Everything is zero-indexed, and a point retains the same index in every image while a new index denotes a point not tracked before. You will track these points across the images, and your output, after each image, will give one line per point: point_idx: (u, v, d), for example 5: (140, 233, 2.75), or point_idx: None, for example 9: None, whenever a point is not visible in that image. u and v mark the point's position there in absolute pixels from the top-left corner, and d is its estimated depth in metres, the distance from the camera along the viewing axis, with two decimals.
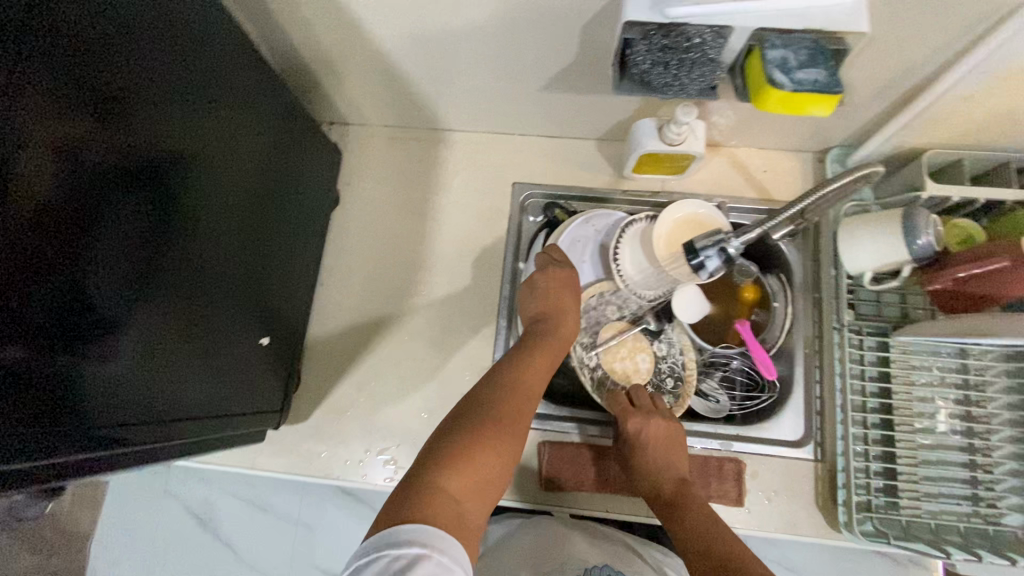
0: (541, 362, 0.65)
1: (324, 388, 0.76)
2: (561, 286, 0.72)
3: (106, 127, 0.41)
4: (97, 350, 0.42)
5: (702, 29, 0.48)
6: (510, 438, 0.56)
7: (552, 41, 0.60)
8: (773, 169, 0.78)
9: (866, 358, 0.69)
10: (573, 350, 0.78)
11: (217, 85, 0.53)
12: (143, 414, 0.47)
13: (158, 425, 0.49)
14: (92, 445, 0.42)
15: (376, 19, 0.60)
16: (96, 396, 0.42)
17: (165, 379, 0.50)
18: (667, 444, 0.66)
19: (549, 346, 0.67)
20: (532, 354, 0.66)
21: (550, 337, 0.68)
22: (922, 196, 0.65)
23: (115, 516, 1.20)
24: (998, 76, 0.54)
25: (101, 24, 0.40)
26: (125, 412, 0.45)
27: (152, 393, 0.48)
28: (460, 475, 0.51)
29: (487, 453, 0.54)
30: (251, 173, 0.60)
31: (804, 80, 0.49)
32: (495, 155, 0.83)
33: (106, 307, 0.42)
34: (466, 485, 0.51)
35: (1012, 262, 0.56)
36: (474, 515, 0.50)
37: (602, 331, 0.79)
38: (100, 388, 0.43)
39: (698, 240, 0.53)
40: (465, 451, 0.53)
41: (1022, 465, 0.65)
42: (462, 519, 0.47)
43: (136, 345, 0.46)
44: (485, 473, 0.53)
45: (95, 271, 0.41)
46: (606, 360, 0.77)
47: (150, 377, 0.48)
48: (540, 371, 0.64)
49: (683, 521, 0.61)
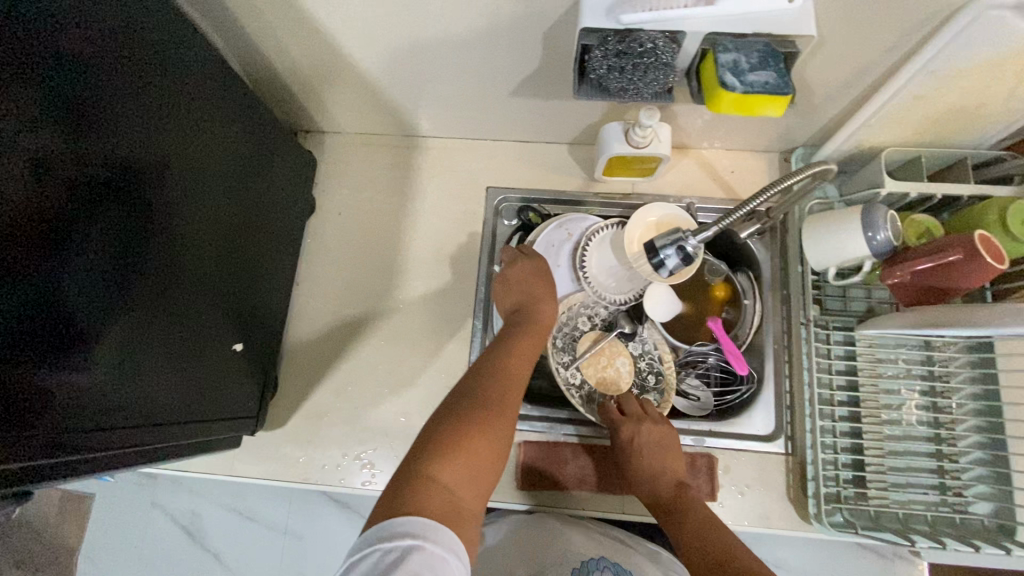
0: (526, 350, 0.65)
1: (302, 394, 0.76)
2: (532, 278, 0.72)
3: (76, 138, 0.42)
4: (70, 357, 0.43)
5: (655, 34, 0.50)
6: (501, 425, 0.56)
7: (517, 48, 0.61)
8: (741, 169, 0.80)
9: (834, 352, 0.71)
10: (553, 365, 0.76)
11: (190, 96, 0.54)
12: (117, 420, 0.48)
13: (134, 432, 0.50)
14: (65, 451, 0.43)
15: (346, 31, 0.62)
16: (69, 402, 0.43)
17: (139, 386, 0.50)
18: (660, 447, 0.68)
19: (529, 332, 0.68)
20: (514, 343, 0.66)
21: (532, 325, 0.69)
22: (881, 192, 0.67)
23: (100, 531, 1.19)
24: (946, 75, 0.56)
25: (75, 39, 0.42)
26: (98, 418, 0.46)
27: (126, 399, 0.49)
28: (455, 463, 0.50)
29: (481, 441, 0.53)
30: (226, 181, 0.61)
31: (756, 82, 0.50)
32: (470, 160, 0.84)
33: (79, 315, 0.43)
34: (460, 471, 0.50)
35: (965, 253, 0.58)
36: (473, 504, 0.50)
37: (579, 344, 0.79)
38: (73, 394, 0.43)
39: (658, 239, 0.54)
40: (459, 439, 0.52)
41: (987, 453, 0.67)
42: (461, 510, 0.47)
43: (109, 351, 0.46)
44: (482, 462, 0.52)
45: (69, 281, 0.42)
46: (589, 371, 0.77)
47: (124, 384, 0.48)
48: (525, 360, 0.64)
49: (684, 520, 0.62)
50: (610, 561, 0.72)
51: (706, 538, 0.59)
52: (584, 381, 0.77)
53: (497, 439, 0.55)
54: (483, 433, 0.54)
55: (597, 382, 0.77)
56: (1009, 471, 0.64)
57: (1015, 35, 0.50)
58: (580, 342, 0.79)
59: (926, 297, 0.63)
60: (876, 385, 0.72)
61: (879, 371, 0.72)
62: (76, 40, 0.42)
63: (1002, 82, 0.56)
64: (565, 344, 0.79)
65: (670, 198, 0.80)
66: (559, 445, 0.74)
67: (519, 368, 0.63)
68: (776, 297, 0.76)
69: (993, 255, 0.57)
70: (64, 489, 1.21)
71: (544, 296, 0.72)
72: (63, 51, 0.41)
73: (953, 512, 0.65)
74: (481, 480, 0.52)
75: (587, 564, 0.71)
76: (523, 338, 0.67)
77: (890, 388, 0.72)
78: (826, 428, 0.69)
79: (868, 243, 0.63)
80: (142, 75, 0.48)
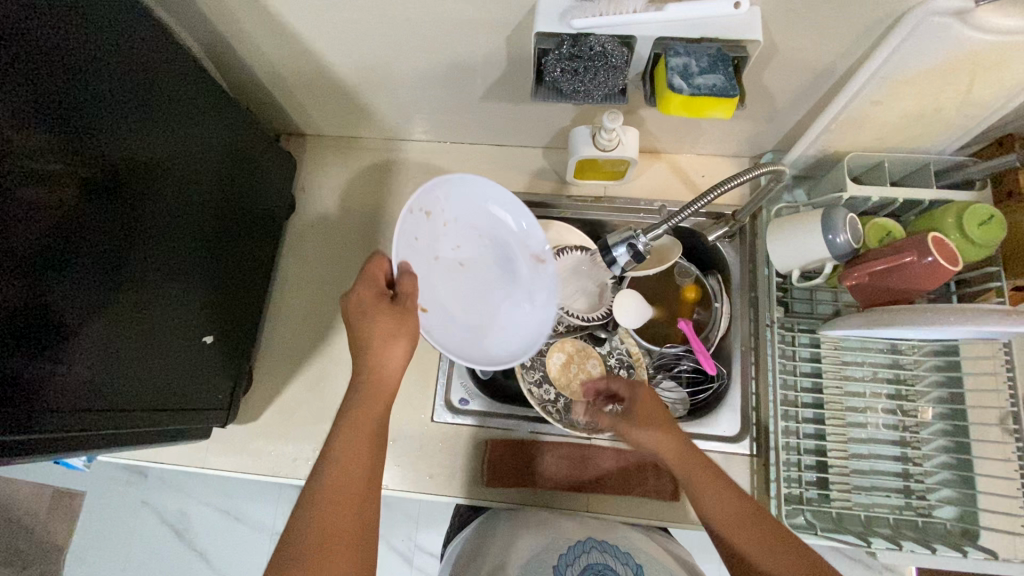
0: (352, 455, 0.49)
1: (276, 389, 0.78)
2: (372, 302, 0.56)
3: (60, 141, 0.45)
4: (54, 347, 0.45)
5: (604, 39, 0.52)
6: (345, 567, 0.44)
7: (482, 54, 0.63)
8: (711, 174, 0.82)
9: (800, 353, 0.72)
10: (524, 384, 0.76)
11: (177, 101, 0.57)
12: (96, 405, 0.50)
13: (116, 416, 0.53)
14: (45, 431, 0.45)
15: (318, 39, 0.64)
16: (52, 385, 0.45)
17: (119, 374, 0.53)
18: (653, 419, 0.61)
19: (370, 379, 0.53)
20: (350, 415, 0.51)
21: (361, 398, 0.52)
22: (843, 197, 0.68)
23: (87, 529, 1.20)
24: (896, 83, 0.57)
25: (56, 46, 0.44)
26: (78, 401, 0.48)
27: (103, 387, 0.51)
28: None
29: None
30: (210, 182, 0.63)
31: (703, 84, 0.52)
32: (448, 164, 0.87)
33: (64, 305, 0.46)
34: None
35: (918, 255, 0.59)
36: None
37: (549, 359, 0.79)
38: (57, 378, 0.46)
39: (610, 237, 0.56)
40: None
41: (952, 457, 0.67)
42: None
43: (91, 338, 0.49)
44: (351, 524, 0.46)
45: (54, 272, 0.45)
46: (562, 382, 0.78)
47: (103, 372, 0.51)
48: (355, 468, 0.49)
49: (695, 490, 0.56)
50: (599, 540, 0.65)
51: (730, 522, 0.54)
52: (559, 394, 0.78)
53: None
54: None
55: (574, 391, 0.78)
56: (972, 475, 0.64)
57: (955, 45, 0.51)
58: (549, 358, 0.79)
59: (881, 298, 0.64)
60: (841, 388, 0.72)
61: (846, 373, 0.72)
62: (54, 50, 0.44)
63: (951, 89, 0.58)
64: (535, 362, 0.79)
65: (641, 201, 0.81)
66: (525, 443, 0.75)
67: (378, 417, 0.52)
68: (744, 300, 0.77)
69: (949, 258, 0.59)
70: (55, 487, 1.22)
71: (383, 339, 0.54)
72: (45, 58, 0.43)
73: (917, 515, 0.65)
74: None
75: (576, 547, 0.64)
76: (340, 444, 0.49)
77: (856, 391, 0.72)
78: (790, 428, 0.70)
79: (829, 245, 0.64)
80: (127, 80, 0.51)
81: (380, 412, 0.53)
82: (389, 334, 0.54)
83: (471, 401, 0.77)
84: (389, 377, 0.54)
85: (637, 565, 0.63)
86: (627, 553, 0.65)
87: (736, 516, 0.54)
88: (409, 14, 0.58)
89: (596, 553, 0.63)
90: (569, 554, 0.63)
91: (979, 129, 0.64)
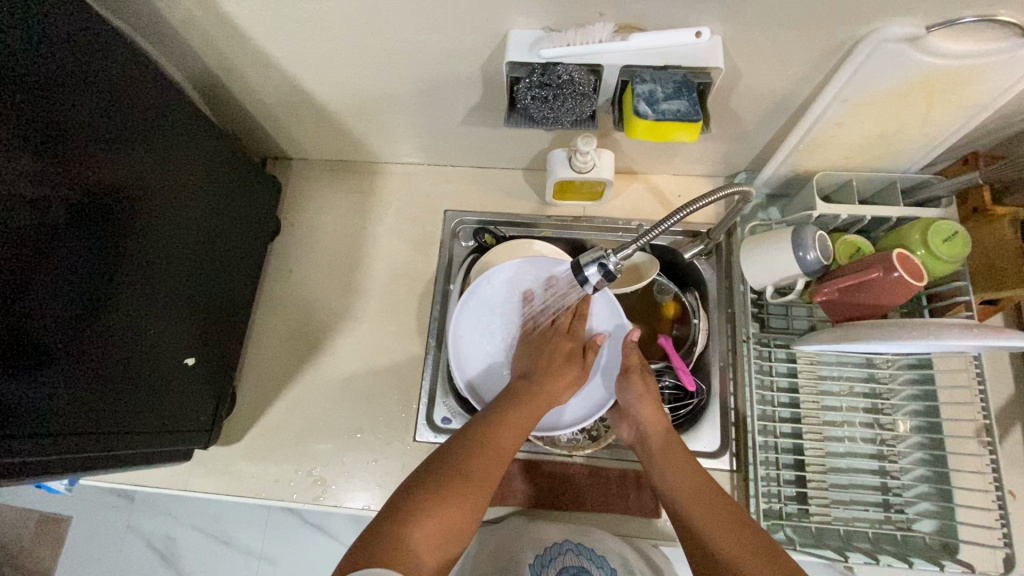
0: (518, 422, 0.61)
1: (260, 409, 0.79)
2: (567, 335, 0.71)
3: (58, 171, 0.47)
4: (46, 369, 0.47)
5: (572, 68, 0.54)
6: (481, 499, 0.53)
7: (459, 80, 0.65)
8: (687, 193, 0.84)
9: (776, 368, 0.73)
10: None
11: (168, 131, 0.60)
12: (86, 425, 0.52)
13: (103, 437, 0.54)
14: (37, 450, 0.47)
15: (300, 70, 0.66)
16: (43, 409, 0.47)
17: (109, 395, 0.54)
18: (648, 393, 0.66)
19: (546, 373, 0.67)
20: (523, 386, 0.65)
21: (539, 383, 0.66)
22: (813, 214, 0.70)
23: (73, 555, 1.18)
24: (856, 105, 0.59)
25: (53, 77, 0.47)
26: (70, 420, 0.50)
27: (95, 407, 0.53)
28: (424, 532, 0.48)
29: (456, 510, 0.51)
30: (200, 206, 0.66)
31: (668, 110, 0.55)
32: (431, 186, 0.89)
33: (55, 327, 0.48)
34: (433, 546, 0.48)
35: (883, 270, 0.60)
36: (477, 496, 0.53)
37: None
38: (49, 403, 0.47)
39: (582, 256, 0.56)
40: (412, 525, 0.48)
41: (929, 469, 0.68)
42: (464, 495, 0.52)
43: (78, 363, 0.50)
44: (501, 449, 0.58)
45: (40, 295, 0.46)
46: None
47: (95, 390, 0.52)
48: (510, 436, 0.60)
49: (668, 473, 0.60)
50: (575, 543, 0.69)
51: (699, 502, 0.56)
52: None
53: (471, 513, 0.52)
54: (450, 512, 0.51)
55: None
56: (949, 488, 0.65)
57: (909, 69, 0.54)
58: None
59: (851, 314, 0.65)
60: (818, 403, 0.72)
61: (823, 388, 0.73)
62: (55, 88, 0.47)
63: (910, 111, 0.60)
64: None
65: (619, 220, 0.84)
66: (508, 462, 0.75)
67: (546, 393, 0.65)
68: (721, 316, 0.79)
69: (913, 274, 0.60)
70: (40, 512, 1.21)
71: (564, 371, 0.68)
72: (37, 90, 0.46)
73: (896, 529, 0.65)
74: (445, 562, 0.49)
75: (552, 549, 0.69)
76: (515, 408, 0.62)
77: (833, 405, 0.72)
78: (768, 444, 0.71)
79: (799, 262, 0.65)
80: (118, 108, 0.53)
81: (544, 401, 0.65)
82: (564, 365, 0.68)
83: (453, 420, 0.77)
84: (560, 388, 0.66)
85: (611, 569, 0.67)
86: (603, 556, 0.68)
87: (701, 500, 0.56)
88: (387, 44, 0.60)
89: (571, 556, 0.68)
90: (545, 556, 0.68)
91: (939, 149, 0.66)
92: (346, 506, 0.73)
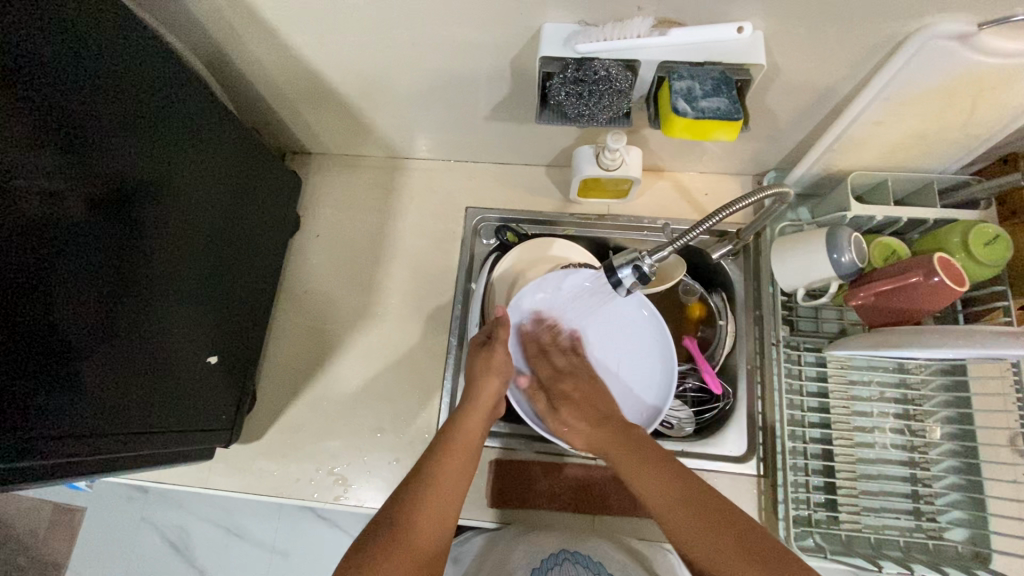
0: (475, 415, 0.65)
1: (280, 407, 0.78)
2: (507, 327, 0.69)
3: (74, 169, 0.46)
4: (64, 370, 0.46)
5: (609, 63, 0.53)
6: (460, 487, 0.59)
7: (487, 74, 0.63)
8: (714, 191, 0.83)
9: (805, 373, 0.72)
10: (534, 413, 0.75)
11: (189, 125, 0.59)
12: (109, 425, 0.51)
13: (125, 439, 0.53)
14: (60, 452, 0.46)
15: (323, 61, 0.64)
16: (66, 412, 0.46)
17: (131, 394, 0.54)
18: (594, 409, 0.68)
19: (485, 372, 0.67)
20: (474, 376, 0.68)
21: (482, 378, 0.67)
22: (846, 215, 0.68)
23: (88, 545, 1.19)
24: (899, 103, 0.57)
25: (70, 70, 0.46)
26: (93, 420, 0.49)
27: (117, 407, 0.52)
28: (424, 526, 0.55)
29: (441, 500, 0.57)
30: (218, 200, 0.65)
31: (707, 108, 0.53)
32: (451, 182, 0.87)
33: (73, 329, 0.46)
34: (433, 534, 0.55)
35: (924, 275, 0.59)
36: (454, 483, 0.59)
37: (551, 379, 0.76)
38: (73, 406, 0.47)
39: (614, 258, 0.55)
40: (411, 520, 0.55)
41: (961, 477, 0.67)
42: (448, 488, 0.58)
43: (101, 363, 0.50)
44: (469, 440, 0.63)
45: (63, 294, 0.45)
46: None
47: (117, 390, 0.52)
48: (474, 428, 0.64)
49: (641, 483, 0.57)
50: (572, 551, 0.65)
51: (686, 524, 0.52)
52: None
53: (445, 516, 0.57)
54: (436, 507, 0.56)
55: None
56: (983, 497, 0.64)
57: (958, 67, 0.51)
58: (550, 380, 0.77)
59: (885, 318, 0.64)
60: (848, 407, 0.71)
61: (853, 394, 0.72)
62: (74, 83, 0.46)
63: (955, 110, 0.58)
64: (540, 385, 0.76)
65: (644, 219, 0.82)
66: (530, 463, 0.75)
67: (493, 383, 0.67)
68: (749, 318, 0.78)
69: (954, 279, 0.58)
70: (55, 502, 1.21)
71: (492, 365, 0.68)
72: (56, 85, 0.44)
73: (927, 538, 0.64)
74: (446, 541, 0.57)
75: (548, 561, 0.64)
76: (462, 417, 0.64)
77: (862, 410, 0.71)
78: (796, 449, 0.70)
79: (834, 264, 0.64)
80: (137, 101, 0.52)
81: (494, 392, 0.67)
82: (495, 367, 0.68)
83: None
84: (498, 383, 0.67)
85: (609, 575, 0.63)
86: (600, 563, 0.64)
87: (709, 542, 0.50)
88: (415, 37, 0.58)
89: (567, 565, 0.63)
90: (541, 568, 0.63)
91: (981, 148, 0.64)
92: (367, 507, 0.72)
